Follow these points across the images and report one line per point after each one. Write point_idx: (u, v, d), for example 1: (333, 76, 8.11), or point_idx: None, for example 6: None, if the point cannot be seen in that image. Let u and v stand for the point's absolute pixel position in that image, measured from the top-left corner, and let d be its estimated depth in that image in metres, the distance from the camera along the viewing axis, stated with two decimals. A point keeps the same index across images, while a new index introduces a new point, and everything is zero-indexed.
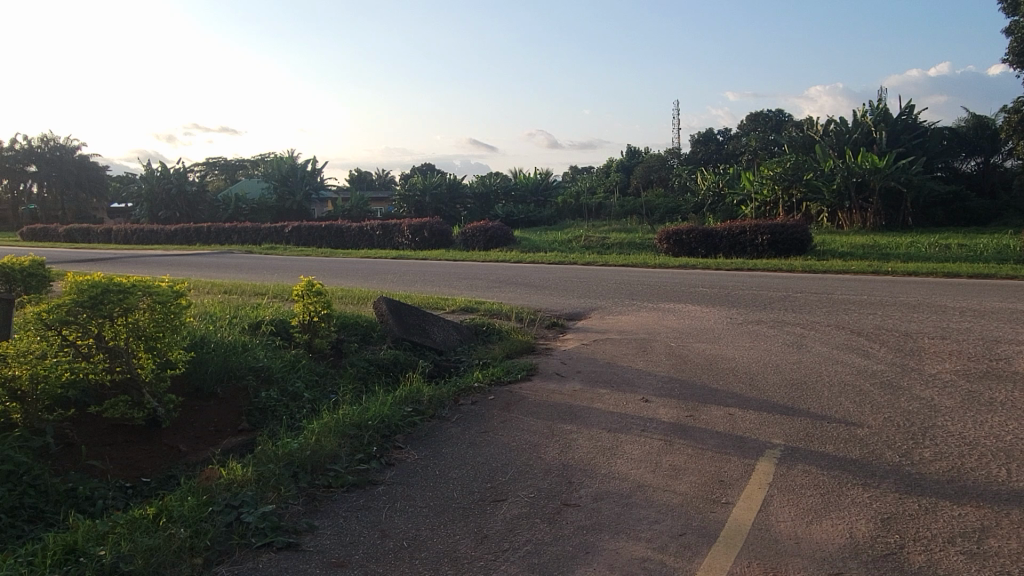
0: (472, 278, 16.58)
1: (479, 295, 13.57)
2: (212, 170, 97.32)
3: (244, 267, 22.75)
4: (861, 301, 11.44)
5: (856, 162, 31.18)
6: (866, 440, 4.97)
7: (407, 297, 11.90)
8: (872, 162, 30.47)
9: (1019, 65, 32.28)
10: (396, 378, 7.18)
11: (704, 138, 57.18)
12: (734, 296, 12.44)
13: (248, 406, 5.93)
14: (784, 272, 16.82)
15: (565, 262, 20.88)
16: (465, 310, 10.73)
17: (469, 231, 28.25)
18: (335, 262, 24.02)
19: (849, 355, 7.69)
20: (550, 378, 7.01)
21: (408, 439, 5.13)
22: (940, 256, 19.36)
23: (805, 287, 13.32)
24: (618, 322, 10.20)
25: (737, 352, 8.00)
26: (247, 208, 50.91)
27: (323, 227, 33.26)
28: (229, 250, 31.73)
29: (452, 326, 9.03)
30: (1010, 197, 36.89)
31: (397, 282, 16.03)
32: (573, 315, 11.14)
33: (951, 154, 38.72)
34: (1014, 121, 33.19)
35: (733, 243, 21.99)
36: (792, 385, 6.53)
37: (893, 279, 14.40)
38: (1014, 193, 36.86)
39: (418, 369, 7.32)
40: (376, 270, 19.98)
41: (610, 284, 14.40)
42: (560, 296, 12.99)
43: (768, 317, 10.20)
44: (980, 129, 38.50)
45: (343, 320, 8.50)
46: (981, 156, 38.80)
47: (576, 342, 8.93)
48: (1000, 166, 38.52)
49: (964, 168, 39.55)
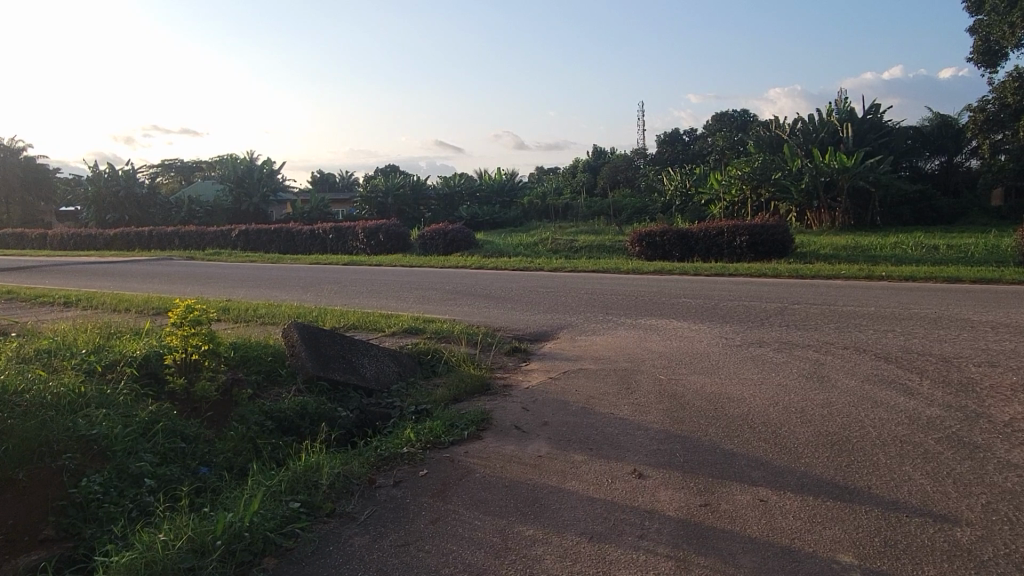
0: (426, 288, 14.70)
1: (431, 309, 11.74)
2: (168, 171, 93.69)
3: (179, 275, 20.54)
4: (867, 315, 9.88)
5: (823, 161, 30.07)
6: (980, 558, 3.28)
7: (342, 317, 9.96)
8: (840, 161, 29.40)
9: (985, 63, 31.48)
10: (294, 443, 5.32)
11: (670, 139, 56.14)
12: (723, 309, 10.79)
13: (61, 500, 4.03)
14: (769, 279, 15.25)
15: (528, 267, 19.21)
16: (408, 333, 8.85)
17: (429, 234, 26.34)
18: (281, 269, 21.95)
19: (886, 393, 6.05)
20: (509, 437, 5.20)
21: (281, 570, 3.30)
22: (930, 259, 18.00)
23: (800, 298, 11.73)
24: (592, 346, 8.44)
25: (743, 388, 6.32)
26: (200, 211, 48.31)
27: (274, 230, 31.05)
28: (169, 256, 29.27)
29: (386, 356, 7.22)
30: (976, 196, 36.31)
31: (341, 294, 14.11)
32: (538, 336, 9.35)
33: (916, 153, 37.87)
34: (980, 120, 32.42)
35: (710, 246, 20.48)
36: (832, 445, 4.83)
37: (889, 286, 12.98)
38: (979, 193, 36.13)
39: (324, 433, 5.49)
40: (323, 279, 18.05)
41: (579, 295, 12.69)
42: (522, 311, 11.19)
43: (769, 337, 8.53)
44: (944, 128, 37.76)
45: (242, 353, 6.63)
46: (944, 155, 38.03)
47: (539, 374, 7.16)
48: (964, 165, 37.87)
49: (927, 167, 38.72)
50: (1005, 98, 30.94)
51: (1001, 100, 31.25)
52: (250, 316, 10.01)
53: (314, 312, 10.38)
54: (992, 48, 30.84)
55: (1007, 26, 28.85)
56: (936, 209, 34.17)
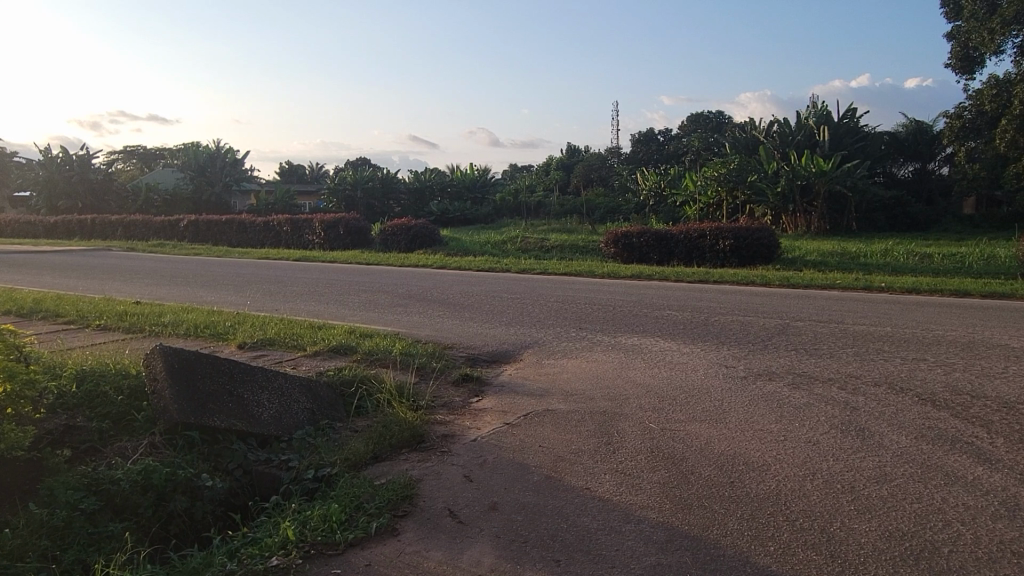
0: (376, 291, 12.96)
1: (375, 318, 10.01)
2: (130, 159, 89.94)
3: (108, 268, 18.46)
4: (884, 338, 8.36)
5: (800, 163, 28.86)
6: None
7: (260, 330, 8.19)
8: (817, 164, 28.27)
9: (962, 70, 30.40)
10: (113, 553, 3.63)
11: (644, 138, 54.84)
12: (715, 327, 9.20)
13: None
14: (760, 288, 13.83)
15: (493, 268, 17.56)
16: (335, 352, 7.10)
17: (390, 230, 24.52)
18: (225, 265, 19.94)
19: (956, 459, 4.49)
20: (437, 536, 3.53)
21: None
22: (927, 269, 16.73)
23: (801, 313, 10.25)
24: (559, 374, 6.76)
25: (763, 448, 4.71)
26: (158, 200, 45.67)
27: (225, 221, 28.94)
28: (109, 247, 26.92)
29: (297, 386, 5.51)
30: (950, 204, 35.53)
31: (277, 297, 12.29)
32: (496, 358, 7.66)
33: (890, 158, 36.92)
34: (956, 126, 31.45)
35: (690, 249, 19.01)
36: (917, 560, 3.24)
37: (895, 301, 11.60)
38: (953, 200, 35.27)
39: (159, 544, 3.85)
40: (265, 277, 16.21)
41: (548, 304, 11.04)
42: (480, 323, 9.50)
43: (776, 367, 6.95)
44: (918, 134, 36.80)
45: (85, 392, 4.90)
46: (919, 161, 37.10)
47: (493, 417, 5.46)
48: (937, 172, 36.84)
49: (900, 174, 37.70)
50: (982, 105, 30.06)
51: (977, 107, 30.33)
52: (147, 332, 8.21)
53: (228, 323, 8.63)
54: (971, 54, 29.72)
55: (986, 33, 27.76)
56: (909, 215, 33.32)
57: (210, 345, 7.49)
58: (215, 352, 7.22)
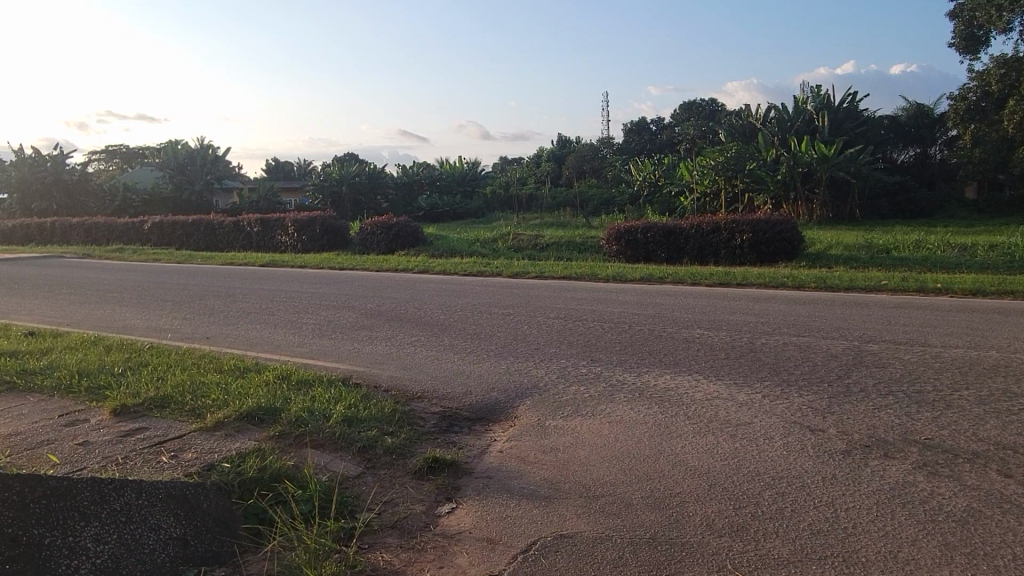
0: (339, 308, 10.76)
1: (326, 350, 7.81)
2: (112, 159, 87.13)
3: (45, 280, 16.20)
4: (996, 371, 6.25)
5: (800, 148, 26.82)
6: None
7: (159, 378, 5.95)
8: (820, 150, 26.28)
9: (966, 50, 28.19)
10: None
11: (637, 128, 52.82)
12: (768, 356, 7.01)
13: None
14: (793, 292, 11.76)
15: (481, 272, 15.43)
16: (247, 422, 4.87)
17: (369, 228, 22.33)
18: (183, 273, 17.68)
19: None
20: None
21: None
22: (974, 263, 14.69)
23: (863, 331, 8.15)
24: (573, 452, 4.59)
25: None
26: (135, 200, 43.22)
27: (192, 222, 26.63)
28: (68, 253, 24.53)
29: (158, 507, 3.42)
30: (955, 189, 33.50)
31: (216, 318, 10.07)
32: (481, 417, 5.48)
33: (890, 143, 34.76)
34: (962, 108, 29.40)
35: (702, 245, 16.87)
36: None
37: (965, 309, 9.55)
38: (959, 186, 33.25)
39: None
40: (218, 288, 13.96)
41: (548, 323, 8.89)
42: (460, 356, 7.32)
43: (884, 432, 4.76)
44: (919, 117, 34.49)
45: None
46: (918, 146, 34.65)
47: (473, 559, 3.30)
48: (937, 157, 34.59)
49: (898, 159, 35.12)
50: (988, 86, 28.01)
51: (983, 88, 28.28)
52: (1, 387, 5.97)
53: (121, 367, 6.37)
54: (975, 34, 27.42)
55: (994, 9, 25.67)
56: (914, 201, 31.31)
57: (75, 411, 5.25)
58: (74, 421, 4.99)
